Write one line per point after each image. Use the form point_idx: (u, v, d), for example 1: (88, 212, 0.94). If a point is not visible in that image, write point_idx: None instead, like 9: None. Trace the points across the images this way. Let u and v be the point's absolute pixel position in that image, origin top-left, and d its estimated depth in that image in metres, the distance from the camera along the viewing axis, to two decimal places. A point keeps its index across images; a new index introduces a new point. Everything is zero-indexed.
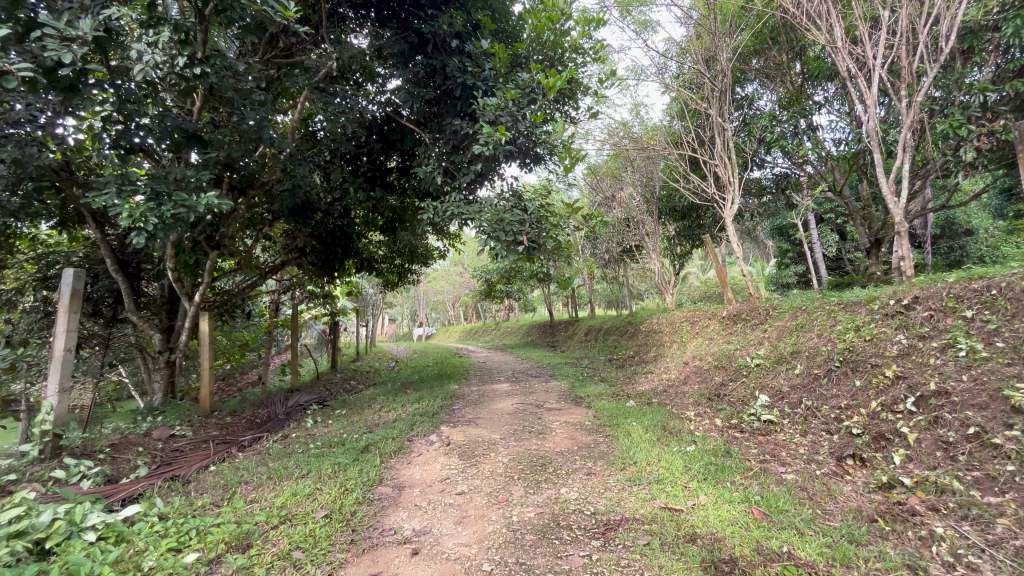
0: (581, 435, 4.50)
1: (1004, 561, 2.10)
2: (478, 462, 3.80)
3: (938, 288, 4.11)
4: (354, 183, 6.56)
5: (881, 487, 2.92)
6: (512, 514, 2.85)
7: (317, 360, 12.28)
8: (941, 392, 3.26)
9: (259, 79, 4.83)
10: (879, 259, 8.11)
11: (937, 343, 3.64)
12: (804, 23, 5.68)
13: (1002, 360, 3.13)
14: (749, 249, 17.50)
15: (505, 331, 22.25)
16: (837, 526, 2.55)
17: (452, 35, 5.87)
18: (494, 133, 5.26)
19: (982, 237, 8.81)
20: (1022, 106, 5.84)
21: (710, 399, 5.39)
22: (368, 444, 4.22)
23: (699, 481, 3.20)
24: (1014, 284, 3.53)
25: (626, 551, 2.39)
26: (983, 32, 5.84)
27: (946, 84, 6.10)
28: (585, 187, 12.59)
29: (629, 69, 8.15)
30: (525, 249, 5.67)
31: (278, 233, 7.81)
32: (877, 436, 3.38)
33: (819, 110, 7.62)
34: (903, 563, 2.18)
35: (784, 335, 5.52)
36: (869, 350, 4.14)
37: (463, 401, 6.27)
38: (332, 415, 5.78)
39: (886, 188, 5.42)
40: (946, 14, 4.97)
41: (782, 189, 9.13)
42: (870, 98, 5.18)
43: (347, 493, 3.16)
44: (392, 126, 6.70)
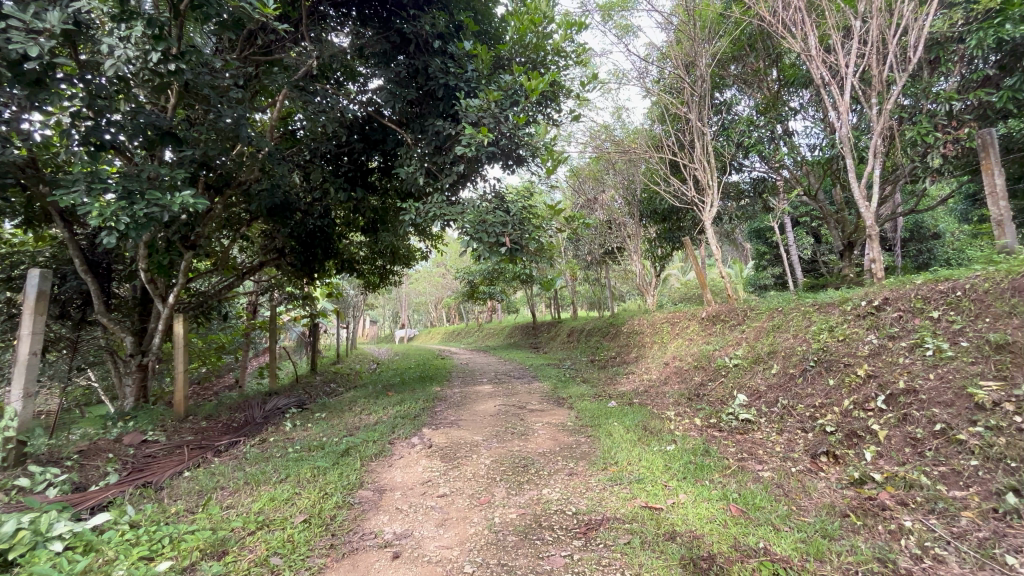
0: (563, 435, 4.52)
1: (968, 552, 2.19)
2: (460, 464, 3.78)
3: (907, 290, 4.25)
4: (335, 184, 6.48)
5: (853, 482, 3.01)
6: (494, 516, 2.84)
7: (297, 363, 12.10)
8: (910, 390, 3.37)
9: (236, 76, 4.74)
10: (851, 262, 8.34)
11: (906, 343, 3.77)
12: (780, 31, 5.81)
13: (966, 359, 3.25)
14: (728, 251, 17.84)
15: (488, 333, 22.22)
16: (811, 521, 2.62)
17: (435, 36, 5.87)
18: (476, 134, 5.27)
19: (949, 240, 9.15)
20: (985, 115, 6.08)
21: (689, 399, 5.47)
22: (349, 447, 4.16)
23: (679, 480, 3.24)
24: (977, 286, 3.65)
25: (607, 551, 2.41)
26: (948, 43, 6.07)
27: (914, 93, 6.32)
28: (567, 189, 12.69)
29: (611, 73, 8.25)
30: (508, 250, 5.69)
31: (256, 233, 7.66)
32: (849, 433, 3.47)
33: (794, 115, 7.82)
34: (874, 556, 2.25)
35: (761, 335, 5.65)
36: (843, 349, 4.25)
37: (445, 403, 6.25)
38: (312, 418, 5.69)
39: (858, 193, 5.59)
40: (915, 24, 5.12)
41: (759, 193, 9.35)
42: (843, 105, 5.33)
43: (327, 498, 3.12)
44: (373, 126, 6.64)
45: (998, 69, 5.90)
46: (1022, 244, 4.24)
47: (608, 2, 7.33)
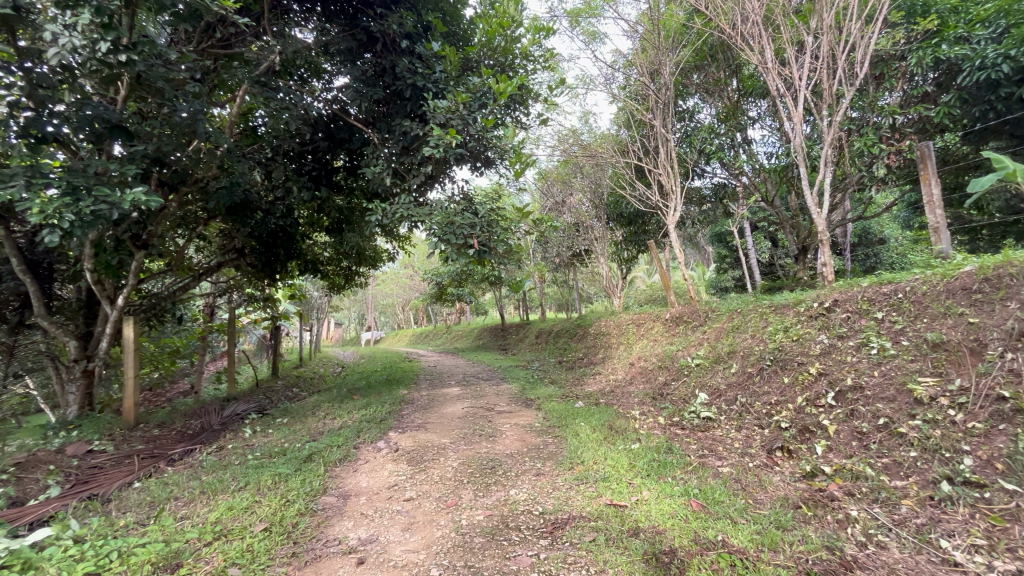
0: (530, 436, 4.56)
1: (907, 539, 2.35)
2: (428, 467, 3.75)
3: (855, 291, 4.50)
4: (298, 182, 6.32)
5: (805, 475, 3.17)
6: (462, 518, 2.84)
7: (257, 367, 11.69)
8: (857, 386, 3.57)
9: (193, 70, 4.56)
10: (805, 265, 8.74)
11: (854, 342, 3.99)
12: (739, 43, 6.03)
13: (907, 356, 3.47)
14: (691, 255, 18.36)
15: (456, 335, 22.06)
16: (765, 513, 2.73)
17: (403, 36, 5.82)
18: (444, 136, 5.26)
19: (893, 245, 9.72)
20: (924, 129, 6.51)
21: (653, 399, 5.62)
22: (312, 452, 4.07)
23: (643, 477, 3.32)
24: (916, 289, 3.90)
25: (574, 548, 2.45)
26: (891, 60, 6.47)
27: (862, 106, 6.73)
28: (536, 192, 12.82)
29: (579, 77, 8.39)
30: (476, 252, 5.72)
31: (214, 232, 7.37)
32: (802, 429, 3.64)
33: (753, 124, 8.15)
34: (822, 544, 2.37)
35: (721, 336, 5.87)
36: (797, 349, 4.46)
37: (412, 406, 6.17)
38: (273, 424, 5.53)
39: (811, 200, 5.87)
40: (861, 41, 5.42)
41: (720, 199, 9.71)
42: (796, 116, 5.59)
43: (289, 505, 3.03)
44: (339, 124, 6.51)
45: (936, 86, 6.32)
46: (955, 249, 4.58)
47: (575, 9, 7.47)
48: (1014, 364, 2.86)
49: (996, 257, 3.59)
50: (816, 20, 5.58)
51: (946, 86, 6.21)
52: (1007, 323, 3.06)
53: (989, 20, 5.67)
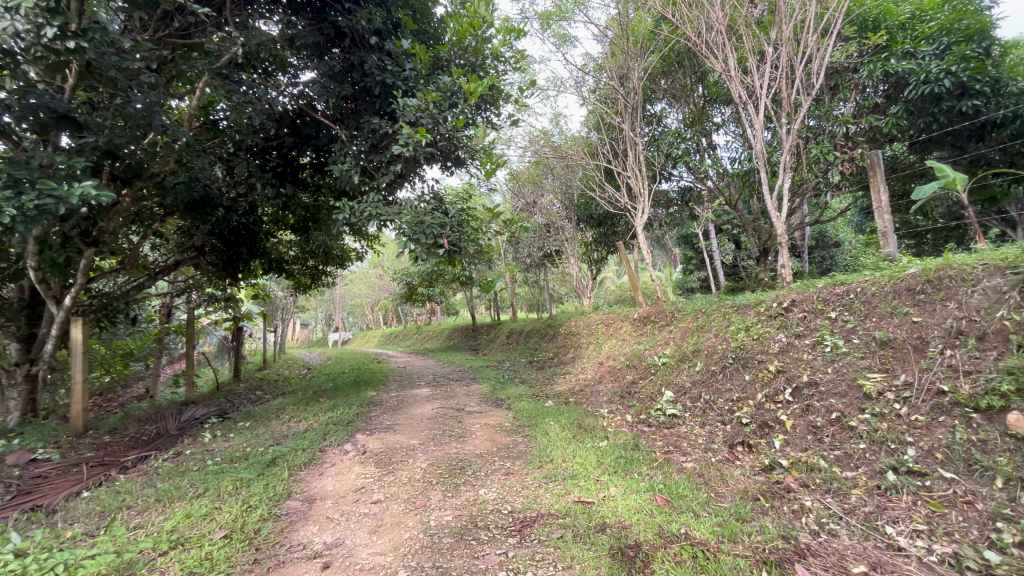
0: (500, 436, 4.57)
1: (856, 526, 2.48)
2: (396, 469, 3.70)
3: (811, 292, 4.71)
4: (262, 179, 6.13)
5: (764, 468, 3.31)
6: (430, 519, 2.82)
7: (218, 370, 11.25)
8: (812, 382, 3.74)
9: (149, 59, 4.36)
10: (766, 267, 9.07)
11: (810, 340, 4.18)
12: (703, 50, 6.20)
13: (857, 354, 3.66)
14: (658, 256, 18.76)
15: (427, 336, 21.85)
16: (726, 506, 2.83)
17: (372, 32, 5.72)
18: (414, 135, 5.21)
19: (847, 248, 10.21)
20: (875, 138, 6.86)
21: (621, 397, 5.73)
22: (275, 456, 3.96)
23: (610, 474, 3.38)
24: (866, 289, 4.11)
25: (542, 545, 2.47)
26: (845, 72, 6.79)
27: (818, 116, 7.05)
28: (507, 192, 12.83)
29: (549, 79, 8.46)
30: (446, 252, 5.72)
31: (171, 229, 7.05)
32: (761, 424, 3.79)
33: (717, 130, 8.41)
34: (778, 533, 2.48)
35: (686, 335, 6.03)
36: (757, 347, 4.64)
37: (380, 408, 6.07)
38: (234, 428, 5.34)
39: (771, 204, 6.10)
40: (817, 54, 5.67)
41: (686, 202, 9.99)
42: (758, 123, 5.79)
43: (251, 511, 2.94)
44: (306, 120, 6.36)
45: (885, 98, 6.67)
46: (901, 252, 4.87)
47: (547, 11, 7.52)
48: (952, 361, 3.06)
49: (937, 260, 3.83)
50: (776, 31, 5.80)
51: (894, 98, 6.57)
52: (947, 321, 3.27)
53: (932, 38, 6.15)
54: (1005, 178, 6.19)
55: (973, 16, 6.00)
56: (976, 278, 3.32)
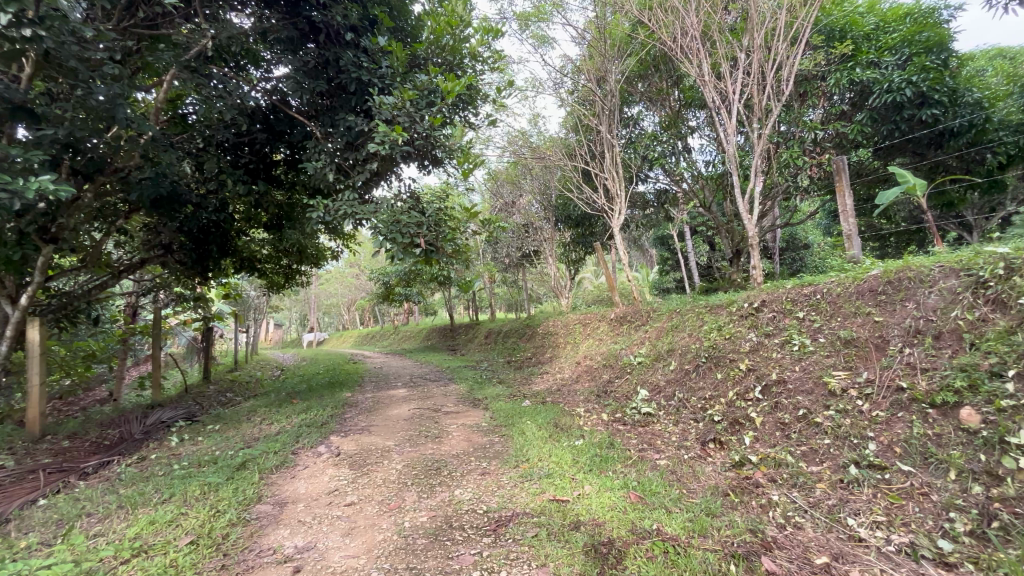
0: (476, 436, 4.56)
1: (820, 518, 2.57)
2: (370, 470, 3.66)
3: (780, 292, 4.85)
4: (233, 175, 5.97)
5: (734, 464, 3.39)
6: (405, 521, 2.80)
7: (186, 372, 10.90)
8: (781, 380, 3.85)
9: (112, 50, 4.20)
10: (739, 268, 9.28)
11: (779, 339, 4.30)
12: (678, 55, 6.31)
13: (824, 352, 3.79)
14: (635, 257, 18.99)
15: (404, 336, 21.65)
16: (697, 501, 2.90)
17: (347, 28, 5.65)
18: (390, 133, 5.17)
19: (815, 250, 10.53)
20: (841, 144, 7.11)
21: (598, 396, 5.79)
22: (246, 460, 3.87)
23: (585, 472, 3.42)
24: (832, 290, 4.25)
25: (516, 544, 2.48)
26: (813, 80, 7.01)
27: (788, 121, 7.25)
28: (485, 192, 12.82)
29: (528, 80, 8.50)
30: (423, 251, 5.71)
31: (136, 225, 6.80)
32: (732, 421, 3.88)
33: (692, 133, 8.57)
34: (746, 527, 2.55)
35: (661, 335, 6.14)
36: (728, 346, 4.75)
37: (355, 409, 5.99)
38: (203, 431, 5.19)
39: (743, 207, 6.26)
40: (787, 61, 5.83)
41: (662, 203, 10.17)
42: (730, 127, 5.93)
43: (219, 516, 2.87)
44: (279, 116, 6.25)
45: (850, 105, 6.92)
46: (865, 254, 5.05)
47: (525, 12, 7.55)
48: (910, 358, 3.20)
49: (898, 262, 3.98)
50: (748, 38, 5.96)
51: (859, 106, 6.82)
52: (907, 321, 3.41)
53: (894, 49, 6.43)
54: (960, 184, 6.49)
55: (933, 28, 6.32)
56: (933, 279, 3.48)
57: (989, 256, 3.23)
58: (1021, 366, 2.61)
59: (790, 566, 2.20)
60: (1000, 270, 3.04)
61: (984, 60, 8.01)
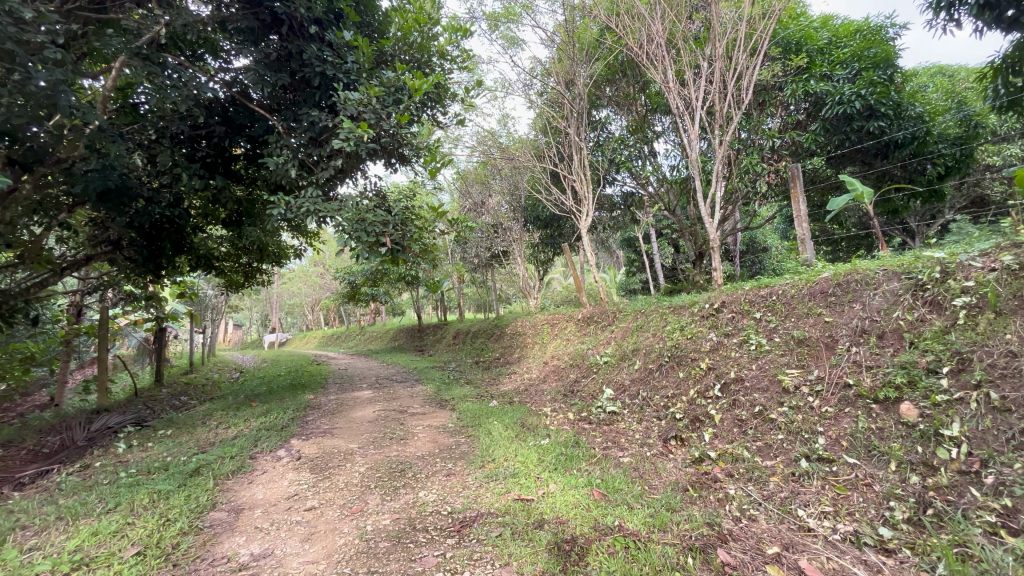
0: (443, 436, 4.54)
1: (772, 511, 2.68)
2: (332, 474, 3.58)
3: (739, 294, 5.02)
4: (188, 170, 5.70)
5: (694, 460, 3.51)
6: (367, 524, 2.75)
7: (136, 375, 10.35)
8: (738, 378, 4.00)
9: (56, 33, 3.94)
10: (702, 270, 9.55)
11: (737, 339, 4.46)
12: (645, 62, 6.45)
13: (778, 351, 3.96)
14: (603, 258, 19.27)
15: (371, 336, 21.28)
16: (658, 497, 2.97)
17: (311, 21, 5.49)
18: (355, 129, 5.07)
19: (773, 254, 10.96)
20: (797, 153, 7.44)
21: (565, 395, 5.86)
22: (199, 465, 3.72)
23: (550, 471, 3.45)
24: (786, 292, 4.44)
25: (479, 545, 2.48)
26: (771, 90, 7.31)
27: (748, 129, 7.49)
28: (454, 192, 12.76)
29: (498, 80, 8.52)
30: (389, 250, 5.63)
31: (81, 220, 6.40)
32: (692, 419, 4.00)
33: (658, 137, 8.78)
34: (704, 521, 2.63)
35: (626, 335, 6.27)
36: (690, 346, 4.90)
37: (318, 411, 5.84)
38: (153, 436, 4.96)
39: (705, 211, 6.44)
40: (747, 71, 6.05)
41: (629, 206, 10.41)
42: (693, 133, 6.10)
43: (169, 524, 2.75)
44: (238, 109, 6.03)
45: (805, 115, 7.24)
46: (817, 257, 5.30)
47: (495, 13, 7.57)
48: (856, 357, 3.38)
49: (846, 265, 4.20)
50: (710, 47, 6.16)
51: (813, 116, 7.16)
52: (853, 321, 3.60)
53: (845, 63, 6.82)
54: (904, 193, 6.90)
55: (879, 46, 6.75)
56: (878, 281, 3.69)
57: (926, 260, 3.46)
58: (954, 362, 2.80)
59: (743, 557, 2.29)
60: (937, 274, 3.27)
61: (926, 77, 8.56)
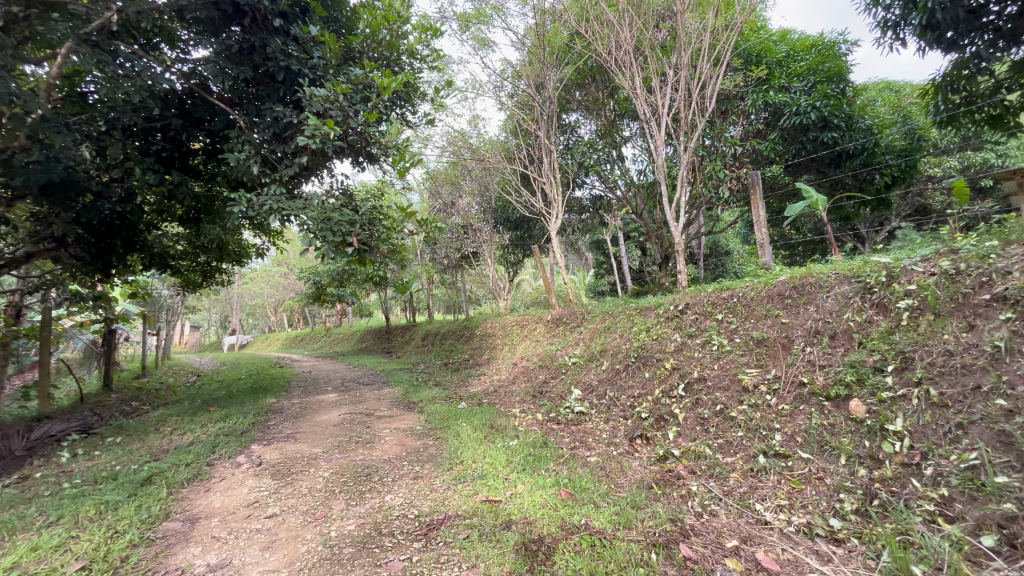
0: (410, 439, 4.49)
1: (732, 506, 2.78)
2: (295, 480, 3.48)
3: (702, 296, 5.16)
4: (142, 164, 5.41)
5: (658, 458, 3.59)
6: (330, 530, 2.69)
7: (83, 380, 9.74)
8: (701, 378, 4.13)
9: None
10: (668, 272, 9.77)
11: (700, 340, 4.60)
12: (614, 68, 6.56)
13: (738, 351, 4.10)
14: (572, 260, 19.49)
15: (337, 339, 20.77)
16: (624, 495, 3.03)
17: (276, 14, 5.34)
18: (321, 126, 4.94)
19: (735, 257, 11.36)
20: (757, 160, 7.73)
21: (533, 396, 5.88)
22: (152, 474, 3.55)
23: (518, 472, 3.46)
24: (746, 295, 4.60)
25: (446, 547, 2.46)
26: (733, 99, 7.57)
27: (712, 136, 7.74)
28: (423, 192, 12.64)
29: (468, 81, 8.50)
30: (355, 250, 5.54)
31: (22, 215, 5.98)
32: (657, 418, 4.10)
33: (626, 142, 8.96)
34: (667, 517, 2.70)
35: (594, 336, 6.38)
36: (656, 346, 5.02)
37: (281, 416, 5.67)
38: (101, 444, 4.70)
39: (670, 215, 6.60)
40: (711, 80, 6.23)
41: (598, 209, 10.60)
42: (660, 139, 6.25)
43: (117, 537, 2.61)
44: (197, 101, 5.79)
45: (765, 124, 7.54)
46: (775, 261, 5.52)
47: (465, 13, 7.56)
48: (810, 356, 3.54)
49: (802, 269, 4.38)
50: (676, 56, 6.33)
51: (772, 125, 7.45)
52: (808, 323, 3.77)
53: (802, 76, 7.15)
54: (855, 201, 7.27)
55: (833, 61, 7.11)
56: (830, 284, 3.87)
57: (874, 265, 3.66)
58: (897, 361, 2.98)
59: (704, 552, 2.35)
60: (883, 278, 3.47)
61: (875, 91, 9.06)
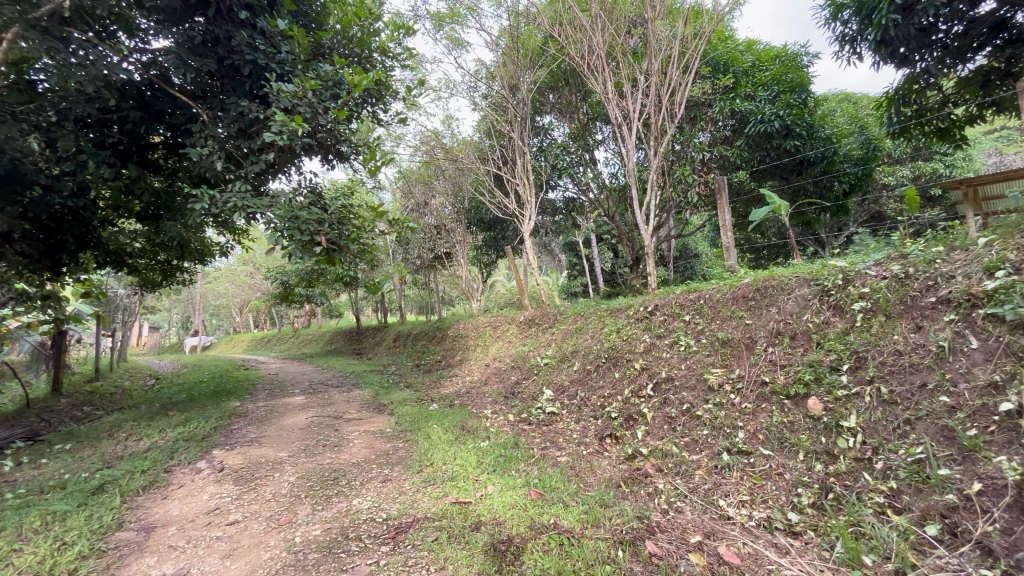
0: (380, 442, 4.43)
1: (697, 502, 2.86)
2: (259, 485, 3.38)
3: (670, 298, 5.28)
4: (95, 157, 5.13)
5: (627, 457, 3.65)
6: (296, 536, 2.63)
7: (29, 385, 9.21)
8: (669, 378, 4.23)
9: None
10: (639, 274, 9.94)
11: (668, 340, 4.72)
12: (586, 72, 6.64)
13: (704, 352, 4.22)
14: (546, 261, 19.61)
15: (306, 340, 20.27)
16: (593, 494, 3.07)
17: (242, 5, 5.19)
18: (289, 123, 4.82)
19: (704, 260, 11.67)
20: (724, 166, 7.96)
21: (506, 397, 5.89)
22: (105, 482, 3.39)
23: (489, 473, 3.47)
24: (712, 297, 4.73)
25: (415, 550, 2.44)
26: (702, 106, 7.78)
27: (681, 141, 7.93)
28: (396, 191, 12.51)
29: (442, 80, 8.46)
30: (323, 249, 5.42)
31: None
32: (627, 417, 4.18)
33: (598, 145, 9.08)
34: (634, 514, 2.75)
35: (567, 336, 6.44)
36: (626, 347, 5.11)
37: (245, 419, 5.49)
38: (49, 451, 4.45)
39: (641, 218, 6.71)
40: (681, 86, 6.36)
41: (570, 211, 10.71)
42: (631, 143, 6.34)
43: (65, 549, 2.48)
44: (157, 93, 5.55)
45: (731, 131, 7.77)
46: (740, 265, 5.68)
47: (439, 13, 7.52)
48: (772, 356, 3.67)
49: (765, 272, 4.53)
50: (647, 63, 6.47)
51: (738, 132, 7.69)
52: (770, 324, 3.90)
53: (766, 85, 7.43)
54: (816, 207, 7.57)
55: (795, 72, 7.41)
56: (791, 287, 4.02)
57: (831, 268, 3.82)
58: (852, 361, 3.12)
59: (668, 547, 2.41)
60: (840, 280, 3.62)
61: (835, 102, 9.48)
